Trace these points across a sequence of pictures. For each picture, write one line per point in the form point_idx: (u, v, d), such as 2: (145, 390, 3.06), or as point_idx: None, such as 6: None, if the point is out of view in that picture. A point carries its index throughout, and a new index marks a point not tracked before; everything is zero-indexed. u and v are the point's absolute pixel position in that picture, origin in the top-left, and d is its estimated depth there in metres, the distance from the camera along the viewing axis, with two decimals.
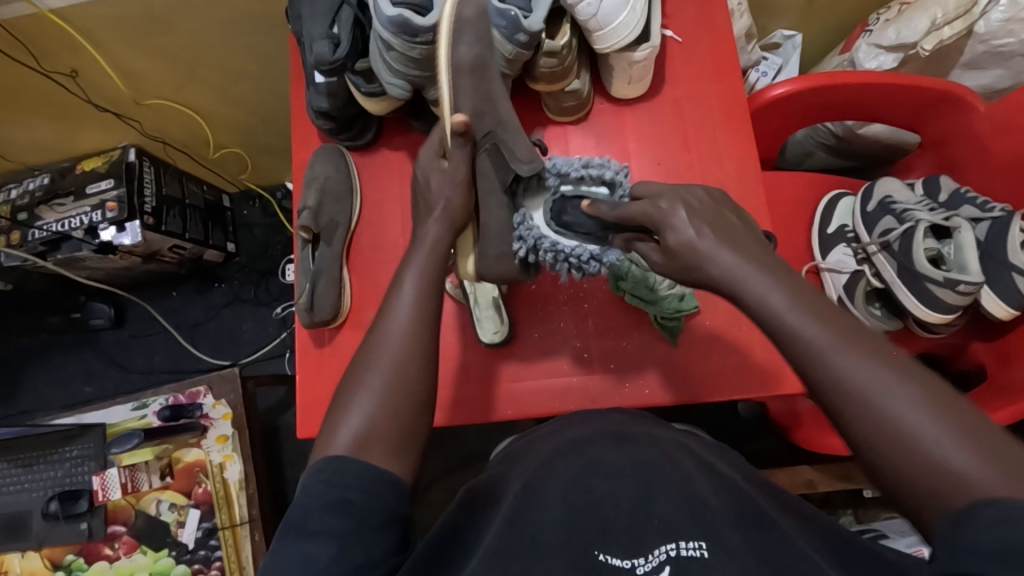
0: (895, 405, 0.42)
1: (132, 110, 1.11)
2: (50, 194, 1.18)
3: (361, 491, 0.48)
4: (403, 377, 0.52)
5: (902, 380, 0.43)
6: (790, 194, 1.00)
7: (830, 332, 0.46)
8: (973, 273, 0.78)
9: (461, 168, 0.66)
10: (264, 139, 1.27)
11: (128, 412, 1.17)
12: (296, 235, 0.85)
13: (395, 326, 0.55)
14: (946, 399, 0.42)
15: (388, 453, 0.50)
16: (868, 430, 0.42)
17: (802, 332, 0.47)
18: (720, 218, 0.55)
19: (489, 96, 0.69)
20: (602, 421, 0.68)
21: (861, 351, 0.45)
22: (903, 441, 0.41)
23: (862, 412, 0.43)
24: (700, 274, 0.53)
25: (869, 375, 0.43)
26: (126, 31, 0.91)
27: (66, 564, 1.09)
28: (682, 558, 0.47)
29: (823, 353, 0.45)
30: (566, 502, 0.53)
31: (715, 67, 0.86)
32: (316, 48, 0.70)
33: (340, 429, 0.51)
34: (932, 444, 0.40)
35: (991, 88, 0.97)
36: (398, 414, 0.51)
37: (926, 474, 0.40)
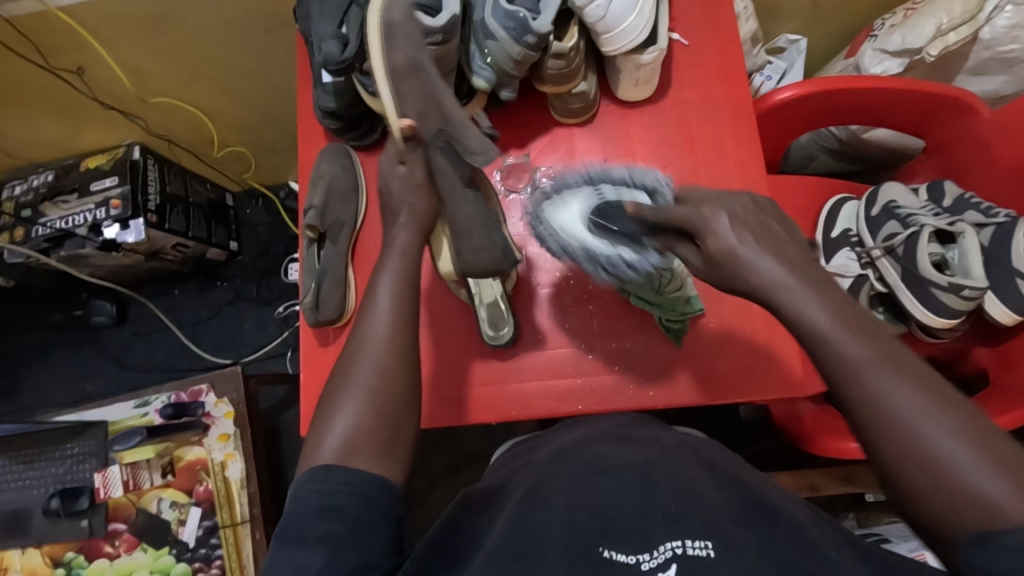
0: (932, 435, 0.41)
1: (138, 108, 1.11)
2: (54, 191, 1.18)
3: (354, 495, 0.48)
4: (384, 380, 0.52)
5: (943, 409, 0.42)
6: (793, 197, 1.00)
7: (873, 349, 0.45)
8: (976, 277, 0.78)
9: (418, 172, 0.62)
10: (269, 138, 1.27)
11: (129, 410, 1.17)
12: (302, 234, 0.86)
13: (375, 328, 0.54)
14: (985, 430, 0.41)
15: (375, 457, 0.50)
16: (902, 456, 0.42)
17: (842, 347, 0.46)
18: (766, 229, 0.52)
19: (429, 89, 0.60)
20: (604, 423, 0.68)
21: (908, 374, 0.44)
22: (939, 469, 0.41)
23: (899, 438, 0.42)
24: (738, 280, 0.51)
25: (911, 400, 0.43)
26: (133, 29, 0.91)
27: (66, 561, 1.09)
28: (689, 556, 0.46)
29: (868, 372, 0.44)
30: (569, 500, 0.53)
31: (721, 70, 0.87)
32: (324, 48, 0.70)
33: (326, 434, 0.51)
34: (971, 477, 0.40)
35: (996, 93, 0.97)
36: (382, 414, 0.51)
37: (959, 502, 0.40)
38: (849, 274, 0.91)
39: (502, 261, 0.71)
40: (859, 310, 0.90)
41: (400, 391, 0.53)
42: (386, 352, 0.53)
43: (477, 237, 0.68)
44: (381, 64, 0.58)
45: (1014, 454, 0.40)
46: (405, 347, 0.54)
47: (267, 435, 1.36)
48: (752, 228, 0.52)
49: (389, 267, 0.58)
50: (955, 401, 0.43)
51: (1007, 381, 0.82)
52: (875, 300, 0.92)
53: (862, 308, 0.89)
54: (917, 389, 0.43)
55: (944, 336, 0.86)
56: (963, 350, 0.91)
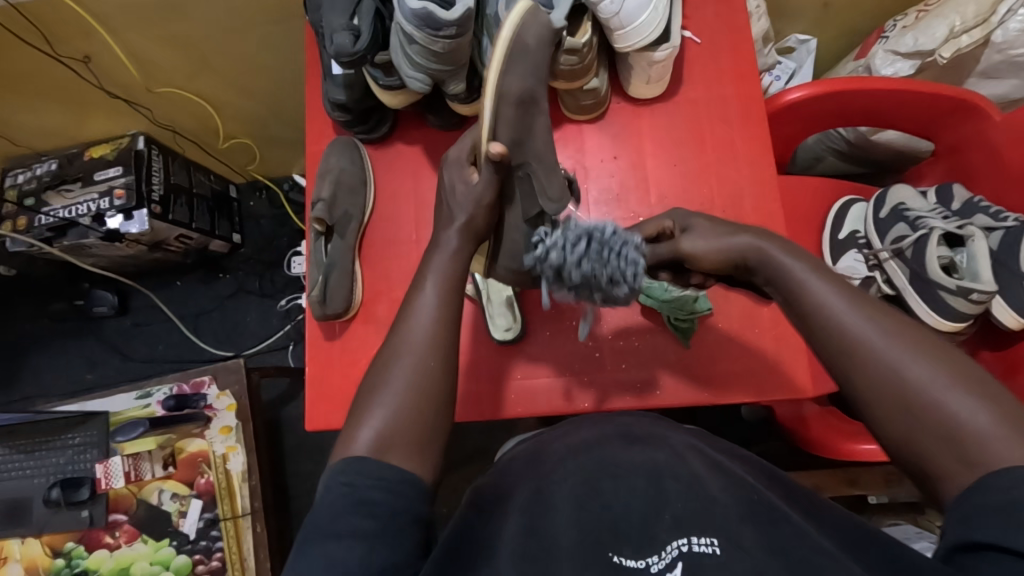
0: (906, 366, 0.47)
1: (143, 97, 1.10)
2: (57, 180, 1.17)
3: (385, 491, 0.48)
4: (425, 377, 0.53)
5: (910, 343, 0.48)
6: (803, 197, 1.00)
7: (842, 295, 0.52)
8: (985, 282, 0.78)
9: (487, 190, 0.62)
10: (274, 129, 1.26)
11: (131, 400, 1.15)
12: (308, 226, 0.85)
13: (415, 328, 0.55)
14: (949, 358, 0.47)
15: (407, 453, 0.51)
16: (876, 389, 0.47)
17: (820, 299, 0.52)
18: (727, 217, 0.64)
19: (529, 129, 0.64)
20: (612, 419, 0.67)
21: (874, 314, 0.50)
22: (916, 398, 0.46)
23: (878, 372, 0.47)
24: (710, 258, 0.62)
25: (881, 338, 0.48)
26: (141, 18, 0.90)
27: (66, 552, 1.09)
28: (697, 554, 0.47)
29: (843, 316, 0.50)
30: (577, 503, 0.53)
31: (733, 68, 0.86)
32: (336, 40, 0.69)
33: (362, 428, 0.51)
34: (942, 399, 0.45)
35: (1007, 97, 0.96)
36: (417, 410, 0.52)
37: (933, 426, 0.45)
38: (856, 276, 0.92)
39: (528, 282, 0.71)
40: None
41: (436, 392, 0.54)
42: (426, 349, 0.54)
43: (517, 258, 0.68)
44: (493, 86, 0.61)
45: (976, 378, 0.45)
46: (445, 344, 0.55)
47: (268, 428, 1.35)
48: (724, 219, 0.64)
49: (433, 273, 0.59)
50: (920, 336, 0.48)
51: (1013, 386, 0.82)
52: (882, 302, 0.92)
53: None
54: (887, 327, 0.49)
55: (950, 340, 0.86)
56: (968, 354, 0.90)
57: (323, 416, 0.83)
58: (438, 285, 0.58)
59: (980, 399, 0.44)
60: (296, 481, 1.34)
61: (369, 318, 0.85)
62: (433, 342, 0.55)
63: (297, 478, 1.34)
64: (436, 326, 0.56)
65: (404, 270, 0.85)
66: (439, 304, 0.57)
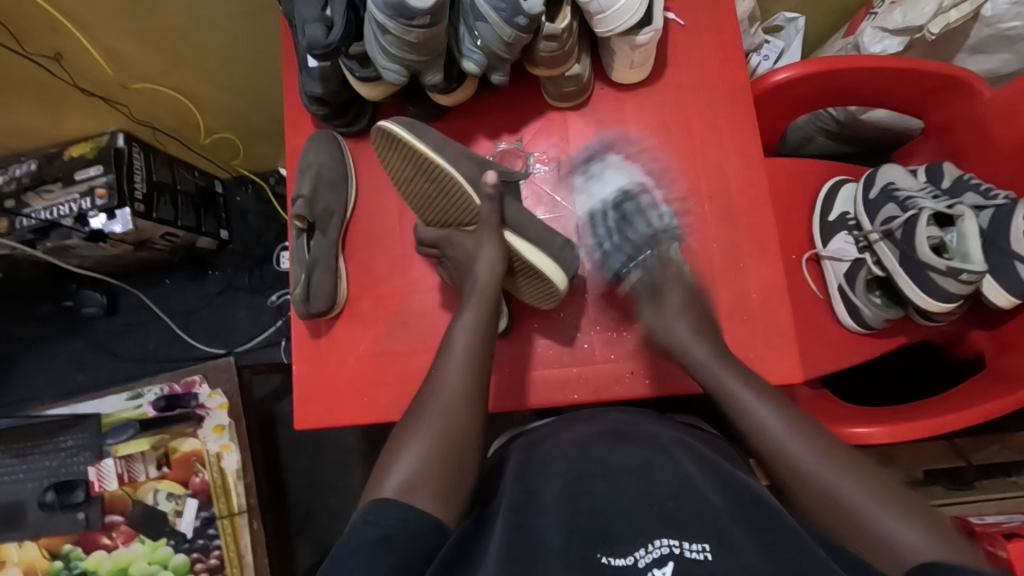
0: (840, 483, 0.54)
1: (120, 94, 1.08)
2: (37, 181, 1.15)
3: (405, 532, 0.50)
4: (452, 423, 0.59)
5: (840, 464, 0.55)
6: (792, 179, 0.99)
7: (778, 415, 0.60)
8: (975, 262, 0.77)
9: (495, 218, 0.72)
10: (256, 123, 1.24)
11: (122, 401, 1.14)
12: (290, 223, 0.83)
13: (445, 382, 0.62)
14: (869, 471, 0.55)
15: (433, 497, 0.54)
16: (816, 503, 0.55)
17: (756, 413, 0.60)
18: (690, 310, 0.70)
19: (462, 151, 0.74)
20: (604, 420, 0.68)
21: (809, 437, 0.58)
22: (846, 511, 0.53)
23: (821, 489, 0.55)
24: (680, 350, 0.68)
25: (810, 457, 0.56)
26: (111, 14, 0.88)
27: (63, 554, 1.09)
28: (688, 558, 0.46)
29: (788, 446, 0.57)
30: (567, 501, 0.53)
31: (718, 50, 0.85)
32: (308, 32, 0.67)
33: (390, 477, 0.55)
34: (871, 513, 0.52)
35: (997, 72, 0.95)
36: (445, 458, 0.57)
37: (871, 537, 0.51)
38: (846, 258, 0.90)
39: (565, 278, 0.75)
40: (856, 295, 0.88)
41: (464, 440, 0.59)
42: (457, 400, 0.61)
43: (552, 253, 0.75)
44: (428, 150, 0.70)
45: (896, 492, 0.53)
46: (475, 393, 0.62)
47: (263, 424, 1.35)
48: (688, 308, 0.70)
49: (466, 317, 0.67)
50: (854, 460, 0.56)
51: (1002, 364, 0.82)
52: (872, 284, 0.90)
53: (859, 292, 0.87)
54: (821, 448, 0.57)
55: (941, 320, 0.85)
56: (960, 333, 0.91)
57: (313, 415, 0.82)
58: (468, 342, 0.65)
59: (903, 514, 0.51)
60: (292, 475, 1.34)
61: (355, 314, 0.84)
62: (464, 393, 0.61)
63: (293, 472, 1.34)
64: (467, 376, 0.63)
65: (390, 266, 0.85)
66: (470, 360, 0.64)
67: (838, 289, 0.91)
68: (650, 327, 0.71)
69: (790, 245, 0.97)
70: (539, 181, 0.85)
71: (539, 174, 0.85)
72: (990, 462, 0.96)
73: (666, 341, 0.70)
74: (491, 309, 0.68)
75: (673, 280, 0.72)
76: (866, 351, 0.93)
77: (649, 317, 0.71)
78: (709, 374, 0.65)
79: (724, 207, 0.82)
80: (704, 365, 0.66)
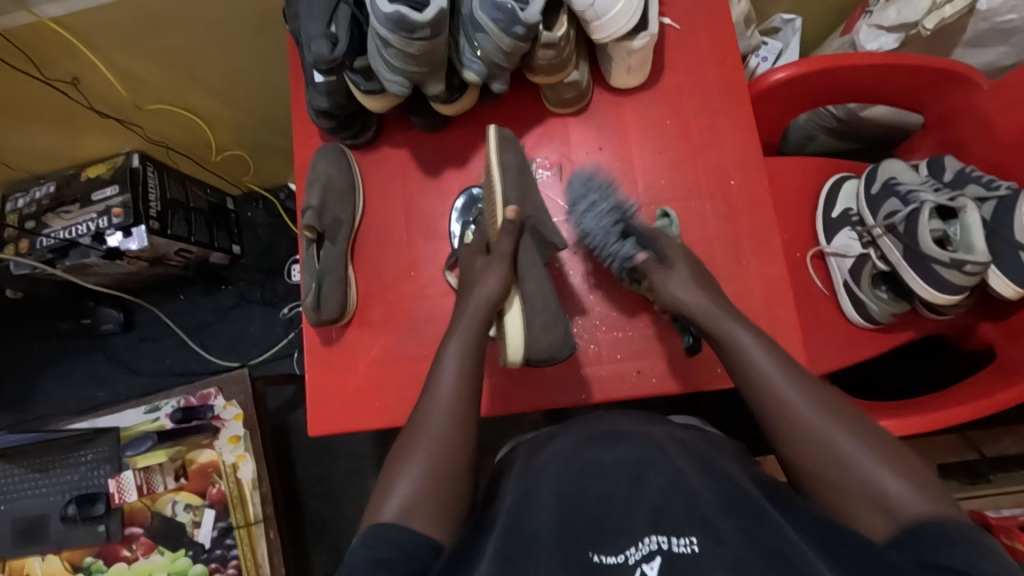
0: (837, 440, 0.55)
1: (134, 115, 1.11)
2: (56, 202, 1.19)
3: (398, 552, 0.52)
4: (437, 445, 0.60)
5: (836, 416, 0.56)
6: (793, 176, 0.99)
7: (779, 366, 0.61)
8: (978, 252, 0.77)
9: (506, 248, 0.73)
10: (266, 139, 1.27)
11: (140, 415, 1.17)
12: (300, 234, 0.85)
13: (437, 400, 0.64)
14: (865, 428, 0.56)
15: (426, 519, 0.55)
16: (813, 458, 0.55)
17: (756, 364, 0.62)
18: (702, 274, 0.73)
19: (525, 189, 0.79)
20: (603, 422, 0.68)
21: (809, 392, 0.59)
22: (838, 463, 0.54)
23: (818, 445, 0.55)
24: (691, 310, 0.69)
25: (805, 406, 0.58)
26: (125, 39, 0.91)
27: (86, 566, 1.11)
28: (676, 554, 0.49)
29: (786, 395, 0.59)
30: (561, 499, 0.56)
31: (713, 52, 0.86)
32: (314, 48, 0.69)
33: (385, 500, 0.57)
34: (865, 471, 0.53)
35: (996, 65, 0.96)
36: (435, 481, 0.58)
37: (867, 492, 0.52)
38: (850, 254, 0.91)
39: (560, 351, 0.75)
40: (861, 290, 0.89)
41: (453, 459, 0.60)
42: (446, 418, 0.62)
43: (540, 317, 0.74)
44: (495, 162, 0.78)
45: (888, 447, 0.54)
46: (464, 412, 0.63)
47: (277, 435, 1.37)
48: (701, 273, 0.72)
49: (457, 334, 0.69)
50: (852, 417, 0.57)
51: (1011, 355, 0.82)
52: (878, 279, 0.90)
53: (864, 287, 0.88)
54: (819, 402, 0.58)
55: (948, 312, 0.85)
56: (969, 325, 0.90)
57: (325, 422, 0.84)
58: (458, 362, 0.66)
59: (899, 472, 0.52)
60: (307, 485, 1.36)
61: (364, 322, 0.86)
62: (452, 413, 0.63)
63: (308, 482, 1.36)
64: (455, 397, 0.64)
65: (397, 272, 0.86)
66: (460, 378, 0.65)
67: (844, 284, 0.92)
68: (662, 286, 0.71)
69: (793, 242, 0.98)
70: (542, 187, 0.87)
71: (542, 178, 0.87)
72: (1005, 454, 0.95)
73: (675, 301, 0.70)
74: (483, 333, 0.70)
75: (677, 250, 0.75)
76: (873, 346, 0.93)
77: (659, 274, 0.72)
78: (716, 325, 0.67)
79: (725, 206, 0.83)
80: (707, 314, 0.68)
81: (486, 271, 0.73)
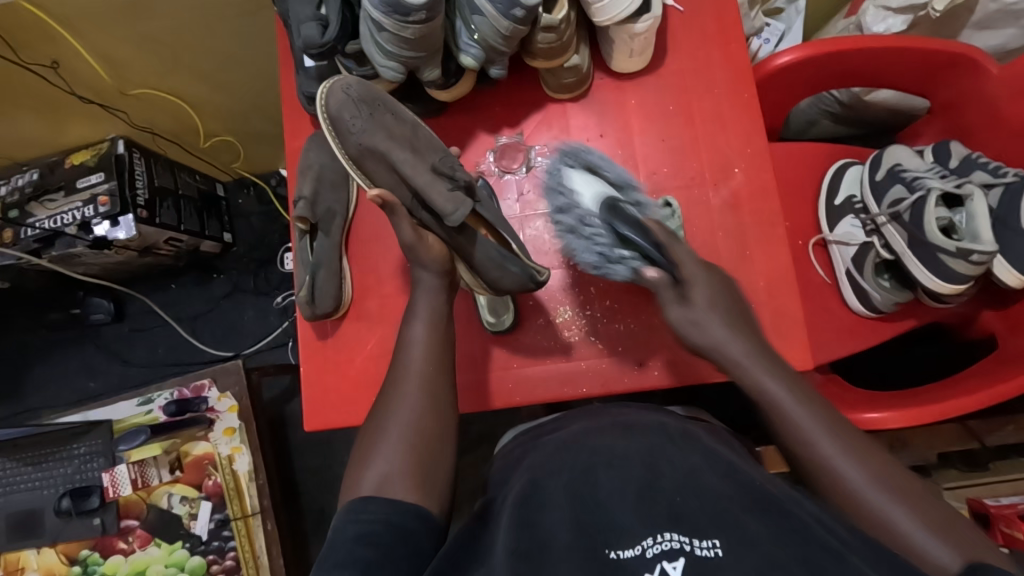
0: (886, 506, 0.52)
1: (118, 100, 1.07)
2: (40, 190, 1.15)
3: (388, 527, 0.52)
4: (412, 413, 0.60)
5: (889, 484, 0.53)
6: (796, 163, 0.97)
7: (822, 421, 0.57)
8: (985, 241, 0.76)
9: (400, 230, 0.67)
10: (256, 125, 1.23)
11: (134, 408, 1.15)
12: (292, 224, 0.83)
13: (411, 368, 0.63)
14: (911, 489, 0.53)
15: (408, 487, 0.55)
16: (858, 520, 0.53)
17: (797, 417, 0.58)
18: (732, 308, 0.66)
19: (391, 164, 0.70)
20: (607, 415, 0.68)
21: (855, 451, 0.55)
22: (882, 528, 0.52)
23: (865, 511, 0.53)
24: (719, 354, 0.63)
25: (851, 469, 0.54)
26: (106, 21, 0.87)
27: (82, 559, 1.10)
28: (699, 556, 0.47)
29: (830, 454, 0.55)
30: (572, 496, 0.55)
31: (717, 35, 0.83)
32: (303, 31, 0.66)
33: (368, 471, 0.56)
34: (918, 540, 0.50)
35: (1003, 48, 0.94)
36: (414, 450, 0.57)
37: (921, 564, 0.49)
38: (853, 242, 0.89)
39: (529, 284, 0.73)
40: (864, 278, 0.88)
41: (429, 427, 0.59)
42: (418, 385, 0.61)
43: (491, 266, 0.71)
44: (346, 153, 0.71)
45: (938, 513, 0.52)
46: (435, 381, 0.62)
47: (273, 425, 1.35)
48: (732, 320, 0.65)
49: (421, 304, 0.67)
50: (897, 477, 0.54)
51: (1013, 344, 0.81)
52: (881, 267, 0.89)
53: (867, 276, 0.87)
54: (877, 473, 0.54)
55: (951, 302, 0.85)
56: (971, 314, 0.90)
57: (323, 416, 0.82)
58: (426, 327, 0.65)
59: (955, 543, 0.49)
60: (304, 476, 1.35)
61: (360, 315, 0.84)
62: (423, 380, 0.62)
63: (305, 472, 1.35)
64: (428, 364, 0.63)
65: (394, 263, 0.84)
66: (432, 347, 0.64)
67: (846, 273, 0.91)
68: (679, 322, 0.66)
69: (796, 230, 0.97)
70: (541, 174, 0.85)
71: (541, 166, 0.84)
72: (1004, 442, 0.95)
73: (700, 341, 0.64)
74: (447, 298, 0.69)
75: (694, 265, 0.67)
76: (875, 335, 0.92)
77: (676, 310, 0.65)
78: (745, 373, 0.62)
79: (729, 195, 0.81)
80: (737, 362, 0.62)
81: (419, 235, 0.67)
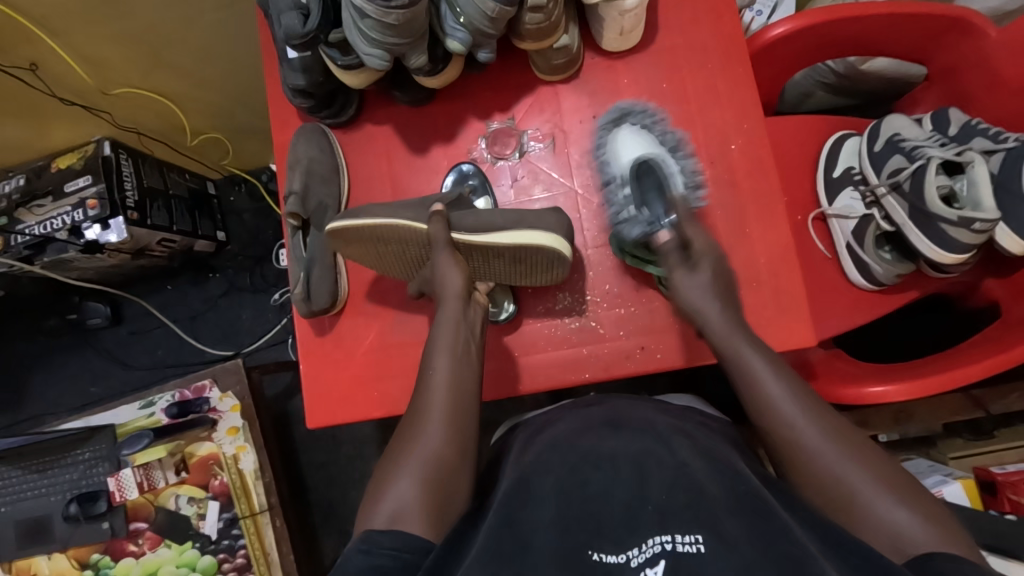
0: (848, 470, 0.53)
1: (100, 101, 1.05)
2: (28, 196, 1.14)
3: (399, 561, 0.51)
4: (430, 443, 0.59)
5: (849, 445, 0.54)
6: (792, 138, 0.96)
7: (785, 386, 0.59)
8: (987, 209, 0.75)
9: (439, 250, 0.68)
10: (242, 120, 1.21)
11: (136, 411, 1.14)
12: (284, 221, 0.81)
13: (436, 398, 0.62)
14: (870, 451, 0.54)
15: (421, 522, 0.54)
16: (820, 484, 0.54)
17: (764, 382, 0.60)
18: (721, 283, 0.67)
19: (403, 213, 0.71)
20: (598, 408, 0.68)
21: (817, 414, 0.57)
22: (836, 480, 0.53)
23: (827, 473, 0.54)
24: (701, 317, 0.65)
25: (813, 431, 0.56)
26: (83, 19, 0.85)
27: (93, 563, 1.10)
28: (679, 552, 0.48)
29: (795, 418, 0.57)
30: (560, 495, 0.55)
31: (710, 9, 0.82)
32: (284, 21, 0.65)
33: (381, 503, 0.55)
34: (875, 499, 0.51)
35: (1001, 10, 0.92)
36: (433, 483, 0.57)
37: (876, 521, 0.51)
38: (853, 216, 0.88)
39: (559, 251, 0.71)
40: (865, 252, 0.87)
41: (449, 458, 0.58)
42: (446, 417, 0.60)
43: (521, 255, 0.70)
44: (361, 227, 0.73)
45: (892, 473, 0.53)
46: (461, 412, 0.61)
47: (277, 422, 1.35)
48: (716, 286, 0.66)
49: (445, 323, 0.67)
50: (854, 436, 0.55)
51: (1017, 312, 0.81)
52: (881, 240, 0.88)
53: (869, 250, 0.86)
54: (838, 435, 0.55)
55: (953, 271, 0.84)
56: (974, 283, 0.90)
57: (325, 413, 0.82)
58: (450, 360, 0.64)
59: (910, 502, 0.51)
60: (311, 471, 1.35)
61: (357, 310, 0.83)
62: (449, 409, 0.61)
63: (312, 468, 1.35)
64: (452, 394, 0.62)
65: None
66: (456, 381, 0.63)
67: (846, 247, 0.90)
68: (681, 288, 0.66)
69: (795, 205, 0.95)
70: (536, 159, 0.83)
71: (534, 151, 0.83)
72: (1009, 410, 0.95)
73: (690, 306, 0.66)
74: (466, 320, 0.67)
75: (706, 240, 0.67)
76: (876, 308, 0.92)
77: (681, 272, 0.65)
78: (726, 342, 0.63)
79: (726, 172, 0.80)
80: (720, 328, 0.64)
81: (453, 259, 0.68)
